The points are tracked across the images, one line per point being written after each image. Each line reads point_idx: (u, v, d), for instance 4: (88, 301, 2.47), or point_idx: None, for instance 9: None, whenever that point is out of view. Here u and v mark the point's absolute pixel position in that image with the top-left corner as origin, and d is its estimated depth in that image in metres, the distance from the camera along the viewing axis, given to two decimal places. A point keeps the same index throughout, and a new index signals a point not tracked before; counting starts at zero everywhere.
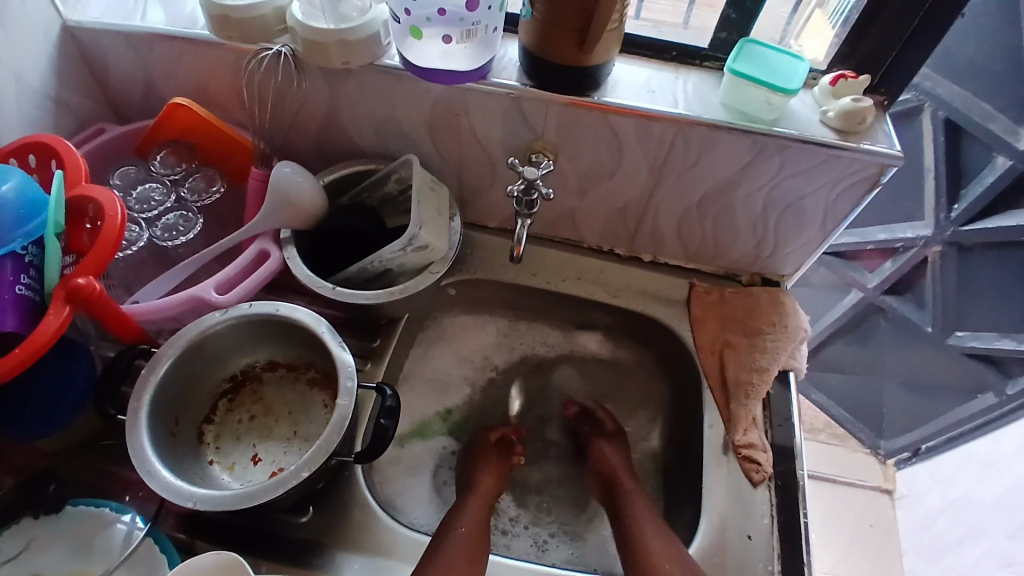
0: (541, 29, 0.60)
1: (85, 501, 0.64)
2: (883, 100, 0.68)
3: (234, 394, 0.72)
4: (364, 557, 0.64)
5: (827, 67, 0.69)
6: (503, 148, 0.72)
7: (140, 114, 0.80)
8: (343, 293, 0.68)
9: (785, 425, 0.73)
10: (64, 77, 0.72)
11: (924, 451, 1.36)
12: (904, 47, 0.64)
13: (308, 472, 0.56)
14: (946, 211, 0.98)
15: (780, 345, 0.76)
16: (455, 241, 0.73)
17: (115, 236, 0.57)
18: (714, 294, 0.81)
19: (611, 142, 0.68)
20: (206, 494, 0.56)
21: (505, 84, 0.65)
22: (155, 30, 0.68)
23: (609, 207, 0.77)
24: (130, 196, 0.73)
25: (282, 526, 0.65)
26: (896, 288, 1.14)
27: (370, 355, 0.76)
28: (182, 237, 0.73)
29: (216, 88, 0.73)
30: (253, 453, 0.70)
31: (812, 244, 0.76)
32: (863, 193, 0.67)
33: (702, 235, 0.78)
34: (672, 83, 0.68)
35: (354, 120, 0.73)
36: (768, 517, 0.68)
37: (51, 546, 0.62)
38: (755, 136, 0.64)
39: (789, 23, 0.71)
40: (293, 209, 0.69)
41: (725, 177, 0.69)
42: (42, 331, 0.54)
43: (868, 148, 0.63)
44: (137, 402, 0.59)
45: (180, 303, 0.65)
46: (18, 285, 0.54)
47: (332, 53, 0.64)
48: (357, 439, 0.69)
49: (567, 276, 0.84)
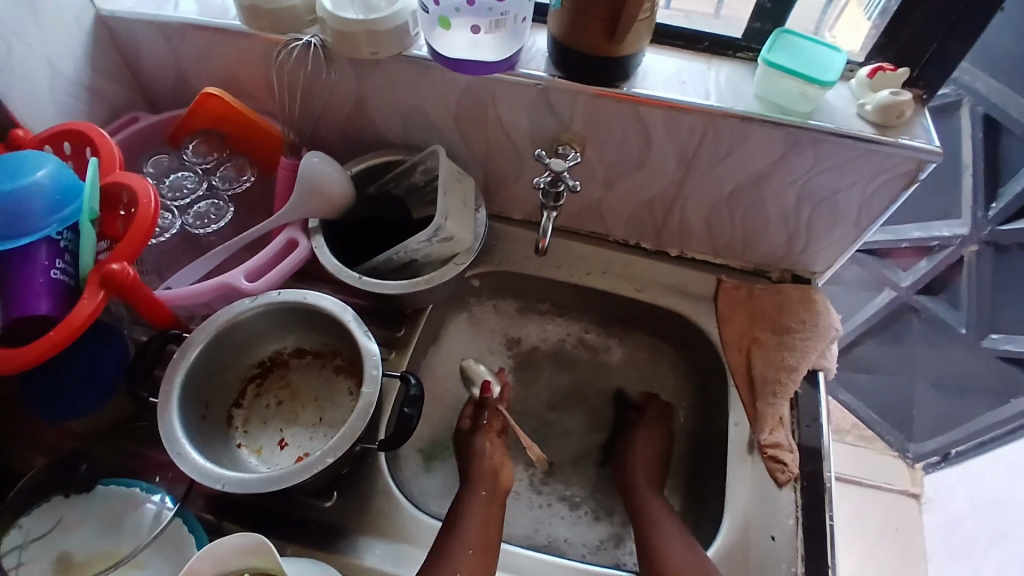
0: (570, 18, 0.59)
1: (115, 481, 0.65)
2: (922, 92, 0.65)
3: (262, 379, 0.73)
4: (386, 543, 0.65)
5: (864, 60, 0.67)
6: (530, 139, 0.72)
7: (172, 103, 0.81)
8: (369, 282, 0.68)
9: (812, 426, 0.72)
10: (97, 66, 0.73)
11: (954, 456, 1.33)
12: (946, 37, 0.61)
13: (333, 458, 0.57)
14: (984, 208, 0.95)
15: (809, 343, 0.74)
16: (480, 232, 0.73)
17: (149, 221, 0.59)
18: (742, 290, 0.79)
19: (640, 133, 0.67)
20: (234, 477, 0.57)
21: (532, 74, 0.64)
22: (187, 19, 0.69)
23: (635, 200, 0.76)
24: (163, 183, 0.75)
25: (307, 510, 0.66)
26: (930, 288, 1.11)
27: (394, 344, 0.76)
28: (214, 225, 0.74)
29: (246, 78, 0.74)
30: (279, 437, 0.71)
31: (845, 241, 0.74)
32: (901, 189, 0.65)
33: (731, 229, 0.77)
34: (703, 75, 0.67)
35: (381, 110, 0.73)
36: (793, 518, 0.67)
37: (82, 524, 0.64)
38: (789, 129, 0.62)
39: (824, 14, 0.70)
40: (320, 199, 0.69)
41: (755, 171, 0.68)
42: (78, 314, 0.55)
43: (906, 142, 0.61)
44: (168, 385, 0.61)
45: (211, 290, 0.66)
46: (52, 270, 0.56)
47: (360, 44, 0.64)
48: (381, 427, 0.70)
49: (592, 269, 0.83)
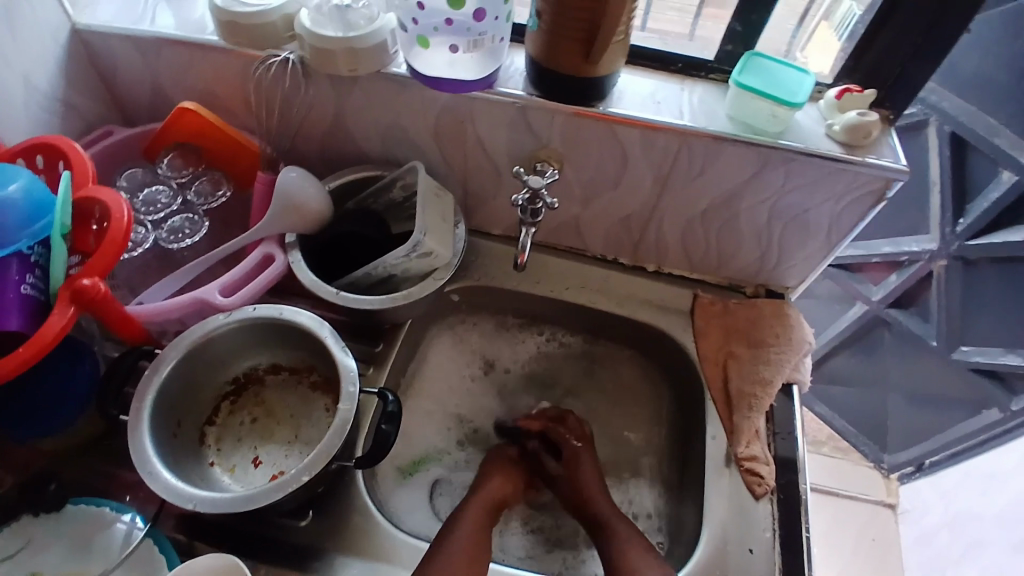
0: (547, 38, 0.60)
1: (85, 501, 0.64)
2: (888, 113, 0.68)
3: (237, 396, 0.72)
4: (364, 563, 0.64)
5: (832, 80, 0.69)
6: (508, 156, 0.72)
7: (148, 117, 0.81)
8: (347, 297, 0.68)
9: (787, 438, 0.73)
10: (72, 81, 0.73)
11: (928, 467, 1.35)
12: (909, 61, 0.64)
13: (308, 476, 0.56)
14: (952, 225, 0.98)
15: (784, 356, 0.76)
16: (459, 248, 0.74)
17: (121, 236, 0.58)
18: (717, 305, 0.81)
19: (616, 152, 0.68)
20: (206, 496, 0.56)
21: (510, 93, 0.65)
22: (163, 35, 0.69)
23: (612, 216, 0.77)
24: (137, 197, 0.74)
25: (282, 530, 0.65)
26: (901, 301, 1.13)
27: (372, 360, 0.76)
28: (188, 240, 0.73)
29: (224, 93, 0.74)
30: (253, 456, 0.70)
31: (815, 258, 0.76)
32: (868, 207, 0.67)
33: (706, 246, 0.78)
34: (678, 95, 0.68)
35: (360, 126, 0.74)
36: (770, 531, 0.67)
37: (50, 544, 0.62)
38: (760, 148, 0.64)
39: (794, 36, 0.72)
40: (297, 213, 0.69)
41: (728, 190, 0.70)
42: (47, 331, 0.54)
43: (874, 162, 0.63)
44: (139, 403, 0.59)
45: (185, 305, 0.65)
46: (23, 285, 0.55)
47: (340, 61, 0.64)
48: (358, 444, 0.69)
49: (570, 284, 0.84)
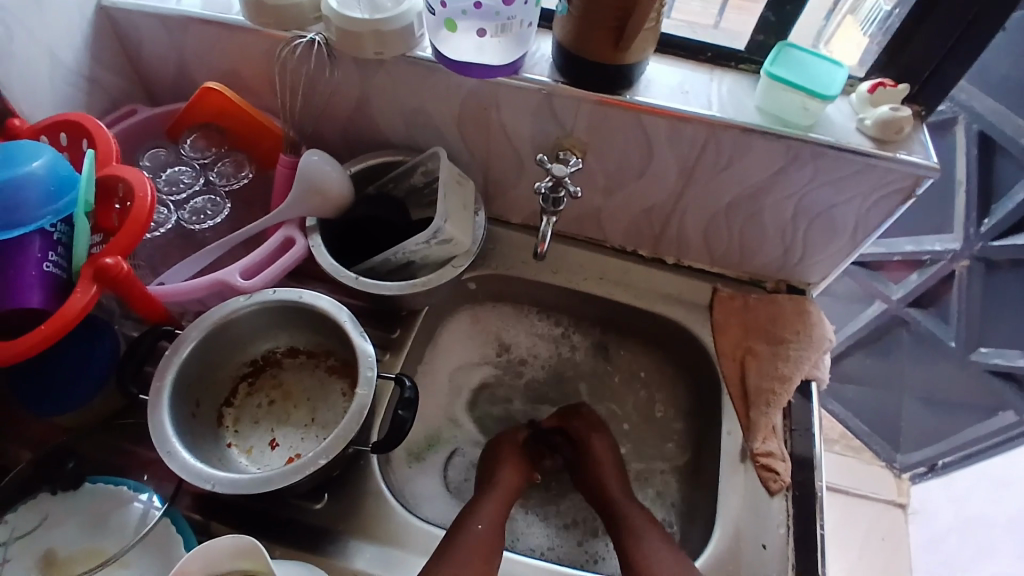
0: (577, 24, 0.59)
1: (103, 479, 0.65)
2: (921, 109, 0.66)
3: (254, 378, 0.72)
4: (377, 547, 0.64)
5: (866, 73, 0.67)
6: (531, 144, 0.71)
7: (172, 97, 0.80)
8: (366, 283, 0.68)
9: (804, 435, 0.72)
10: (97, 56, 0.72)
11: (941, 467, 1.34)
12: (945, 57, 0.62)
13: (325, 460, 0.56)
14: (976, 225, 0.96)
15: (803, 354, 0.75)
16: (479, 236, 0.73)
17: (145, 216, 0.58)
18: (737, 300, 0.80)
19: (641, 142, 0.67)
20: (225, 477, 0.56)
21: (536, 79, 0.64)
22: (191, 13, 0.69)
23: (634, 207, 0.77)
24: (159, 177, 0.74)
25: (298, 511, 0.66)
26: (921, 301, 1.12)
27: (389, 346, 0.76)
28: (210, 221, 0.74)
29: (248, 75, 0.74)
30: (270, 437, 0.70)
31: (839, 255, 0.74)
32: (897, 204, 0.66)
33: (728, 240, 0.77)
34: (706, 86, 0.67)
35: (383, 110, 0.73)
36: (783, 528, 0.67)
37: (68, 521, 0.63)
38: (788, 142, 0.63)
39: (822, 28, 0.70)
40: (319, 198, 0.69)
41: (753, 184, 0.69)
42: (70, 309, 0.54)
43: (904, 158, 0.61)
44: (159, 382, 0.60)
45: (207, 286, 0.65)
46: (46, 263, 0.55)
47: (365, 43, 0.63)
48: (373, 429, 0.69)
49: (589, 275, 0.83)
